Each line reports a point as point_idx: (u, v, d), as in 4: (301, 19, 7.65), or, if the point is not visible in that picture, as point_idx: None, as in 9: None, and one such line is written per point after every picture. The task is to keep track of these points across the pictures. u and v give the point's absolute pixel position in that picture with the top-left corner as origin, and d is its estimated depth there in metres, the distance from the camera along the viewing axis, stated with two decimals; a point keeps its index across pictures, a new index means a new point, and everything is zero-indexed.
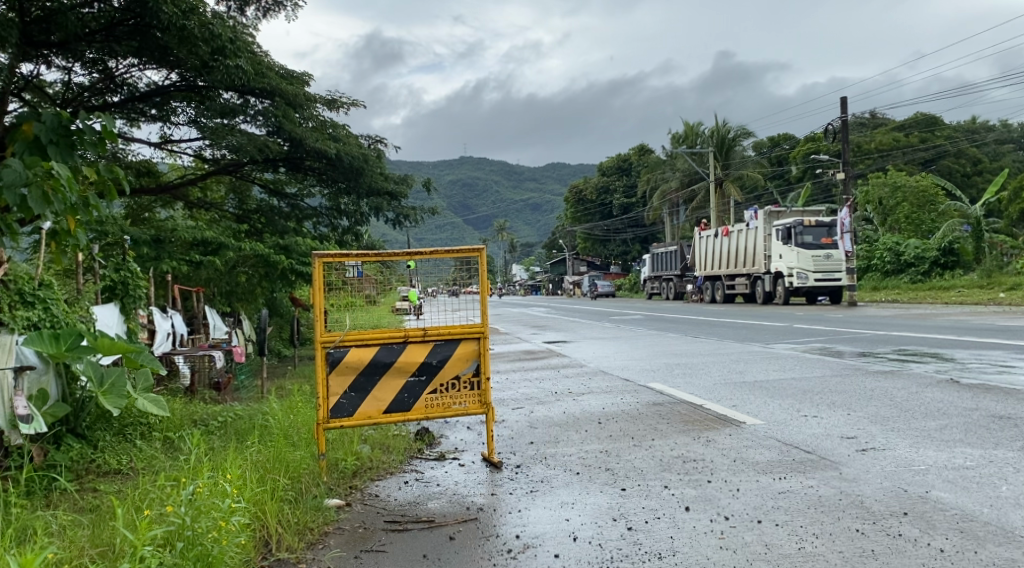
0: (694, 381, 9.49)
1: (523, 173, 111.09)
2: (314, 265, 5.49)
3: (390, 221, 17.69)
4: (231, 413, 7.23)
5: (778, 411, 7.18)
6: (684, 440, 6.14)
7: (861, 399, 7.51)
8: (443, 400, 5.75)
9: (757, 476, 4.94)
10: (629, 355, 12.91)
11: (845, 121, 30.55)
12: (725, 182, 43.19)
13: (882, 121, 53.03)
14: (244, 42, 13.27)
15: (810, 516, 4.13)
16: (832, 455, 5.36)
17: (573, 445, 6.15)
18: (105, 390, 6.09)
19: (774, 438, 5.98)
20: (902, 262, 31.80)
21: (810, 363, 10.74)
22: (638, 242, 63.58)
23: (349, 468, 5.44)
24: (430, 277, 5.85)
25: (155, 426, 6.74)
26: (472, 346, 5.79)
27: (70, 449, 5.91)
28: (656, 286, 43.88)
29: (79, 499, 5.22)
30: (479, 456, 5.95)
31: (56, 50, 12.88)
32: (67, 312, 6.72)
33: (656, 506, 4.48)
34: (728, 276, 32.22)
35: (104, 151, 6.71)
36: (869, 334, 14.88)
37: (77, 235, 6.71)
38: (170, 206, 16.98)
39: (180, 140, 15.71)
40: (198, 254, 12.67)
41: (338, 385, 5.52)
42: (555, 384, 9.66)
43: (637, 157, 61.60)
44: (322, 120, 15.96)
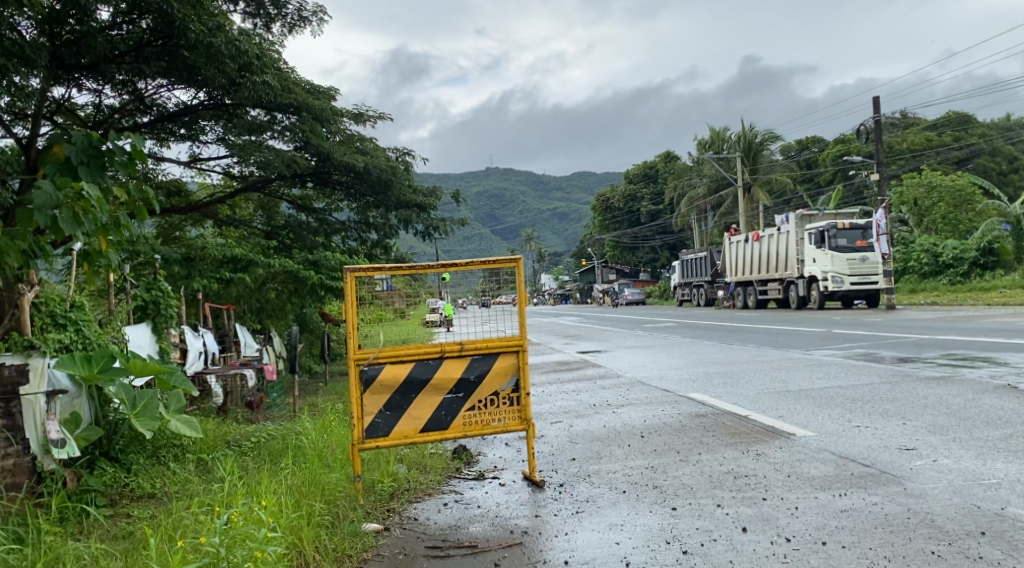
0: (736, 390, 9.21)
1: (549, 183, 111.03)
2: (347, 280, 5.36)
3: (419, 234, 17.66)
4: (264, 433, 7.10)
5: (828, 421, 6.90)
6: (733, 454, 5.89)
7: (915, 408, 7.20)
8: (482, 417, 5.56)
9: (816, 493, 4.70)
10: (665, 365, 12.64)
11: (878, 121, 30.00)
12: (753, 187, 42.69)
13: (914, 121, 52.17)
14: (270, 58, 13.26)
15: (879, 536, 3.92)
16: (893, 469, 5.10)
17: (617, 461, 5.92)
18: (138, 413, 5.99)
19: (829, 451, 5.72)
20: (940, 264, 31.14)
21: (855, 369, 10.41)
22: (667, 249, 63.03)
23: (386, 490, 5.27)
24: (459, 289, 5.84)
25: (189, 448, 6.64)
26: (511, 359, 5.60)
27: (104, 473, 5.81)
28: (687, 293, 43.38)
29: (113, 525, 5.11)
30: (520, 474, 5.75)
31: (87, 73, 13.00)
32: (100, 333, 6.64)
33: (710, 527, 4.25)
34: (761, 282, 31.74)
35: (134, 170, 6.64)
36: (912, 339, 14.46)
37: (108, 255, 6.63)
38: (200, 224, 17.06)
39: (209, 159, 15.75)
40: (228, 272, 12.63)
41: (372, 404, 5.36)
42: (593, 396, 9.43)
43: (663, 164, 61.22)
44: (350, 133, 15.96)
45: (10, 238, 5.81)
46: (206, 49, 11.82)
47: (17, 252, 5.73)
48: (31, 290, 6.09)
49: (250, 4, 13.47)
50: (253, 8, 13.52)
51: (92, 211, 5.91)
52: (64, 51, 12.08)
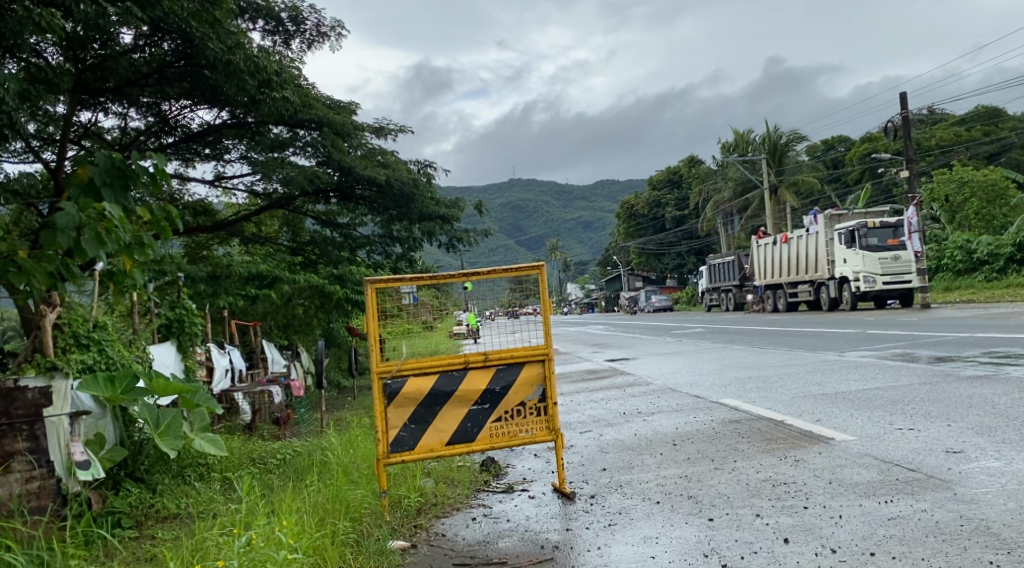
0: (770, 395, 8.98)
1: (572, 192, 110.91)
2: (367, 292, 5.27)
3: (443, 246, 17.58)
4: (290, 450, 7.01)
5: (869, 425, 6.66)
6: (771, 461, 5.69)
7: (960, 408, 6.94)
8: (509, 428, 5.42)
9: (860, 500, 4.50)
10: (696, 371, 12.40)
11: (905, 118, 29.51)
12: (780, 189, 42.21)
13: (942, 117, 51.39)
14: (289, 75, 13.26)
15: (932, 546, 3.74)
16: (940, 474, 4.89)
17: (649, 471, 5.74)
18: (161, 432, 5.90)
19: (871, 456, 5.50)
20: (975, 260, 30.48)
21: (892, 370, 10.11)
22: (694, 254, 62.47)
23: (413, 505, 5.14)
24: (485, 299, 5.68)
25: (214, 467, 6.56)
26: (537, 369, 5.47)
27: (128, 495, 5.70)
28: (715, 298, 42.89)
29: (139, 548, 5.00)
30: (550, 486, 5.59)
31: (111, 96, 13.14)
32: (123, 353, 6.59)
33: (750, 538, 4.07)
34: (790, 284, 31.28)
35: (157, 189, 6.63)
36: (950, 337, 14.07)
37: (134, 273, 6.61)
38: (227, 243, 17.13)
39: (234, 178, 15.81)
40: (253, 288, 12.62)
41: (397, 418, 5.24)
42: (622, 404, 9.25)
43: (686, 169, 60.74)
44: (371, 147, 15.94)
45: (36, 260, 5.81)
46: (226, 66, 11.83)
47: (42, 274, 5.73)
48: (53, 311, 6.06)
49: (269, 21, 13.48)
50: (272, 26, 13.53)
51: (115, 230, 5.87)
52: (88, 75, 12.20)
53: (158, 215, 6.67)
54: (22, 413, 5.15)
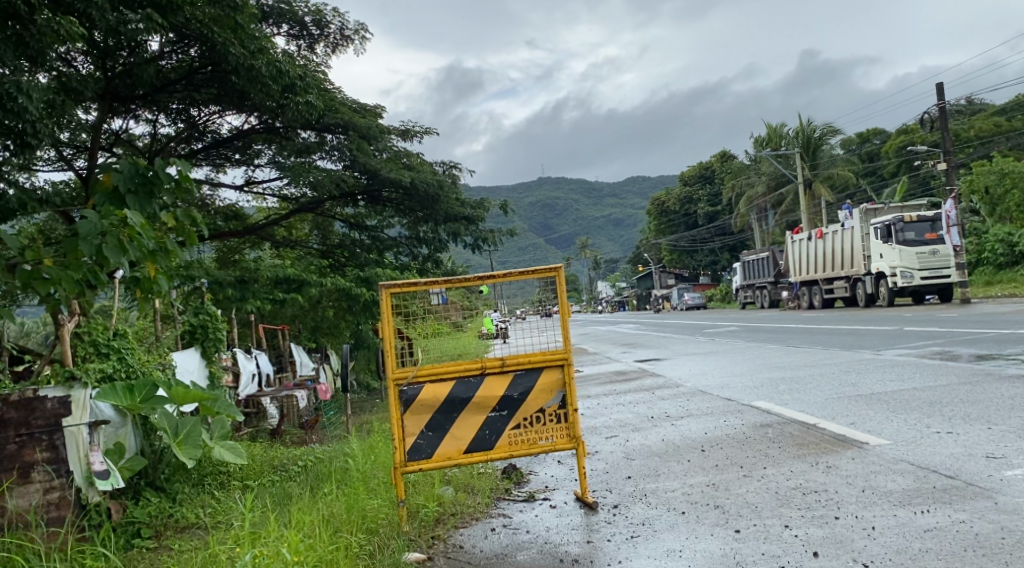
0: (803, 396, 8.74)
1: (603, 190, 110.41)
2: (382, 298, 5.22)
3: (469, 247, 17.48)
4: (311, 456, 6.96)
5: (904, 427, 6.42)
6: (802, 467, 5.49)
7: (1001, 410, 6.67)
8: (528, 435, 5.29)
9: (894, 510, 4.30)
10: (728, 372, 12.16)
11: (942, 109, 28.85)
12: (814, 183, 41.52)
13: (980, 107, 50.27)
14: (313, 78, 13.26)
15: (971, 561, 3.54)
16: (980, 481, 4.67)
17: (675, 478, 5.58)
18: (180, 441, 5.85)
19: (906, 462, 5.29)
20: (1017, 253, 29.71)
21: (930, 370, 9.81)
22: (727, 250, 61.74)
23: (431, 515, 5.03)
24: (515, 297, 5.54)
25: (234, 475, 6.52)
26: (556, 374, 5.33)
27: (148, 504, 5.66)
28: (749, 295, 42.32)
29: (156, 559, 4.94)
30: (571, 495, 5.45)
31: (141, 103, 13.26)
32: (144, 361, 6.58)
33: (778, 552, 3.89)
34: (826, 280, 30.71)
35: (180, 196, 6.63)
36: (991, 334, 13.66)
37: (159, 280, 6.62)
38: (257, 247, 17.21)
39: (263, 182, 15.88)
40: (281, 292, 12.62)
41: (413, 425, 5.14)
42: (651, 407, 9.07)
43: (718, 164, 60.03)
44: (396, 150, 15.91)
45: (61, 269, 5.80)
46: (248, 71, 11.83)
47: (69, 283, 5.74)
48: (73, 320, 6.05)
49: (294, 26, 13.49)
50: (296, 30, 13.54)
51: (137, 237, 5.86)
52: (117, 83, 12.30)
53: (183, 221, 6.67)
54: (42, 423, 5.13)
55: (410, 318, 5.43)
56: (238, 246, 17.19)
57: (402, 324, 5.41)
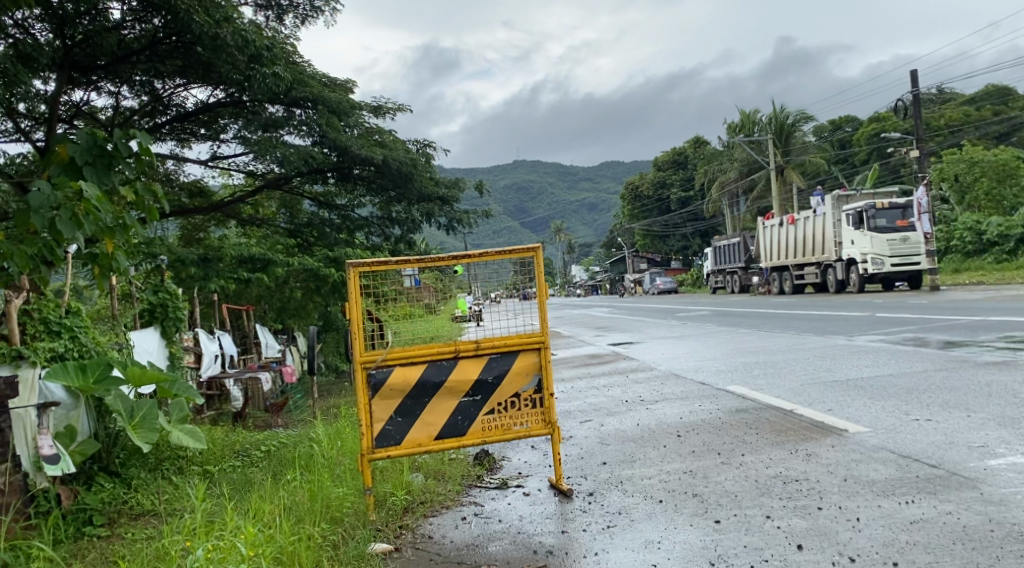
0: (778, 381, 8.65)
1: (577, 174, 110.30)
2: (349, 277, 4.96)
3: (443, 228, 17.20)
4: (275, 441, 6.70)
5: (883, 414, 6.32)
6: (780, 454, 5.35)
7: (979, 397, 6.60)
8: (502, 421, 5.09)
9: (878, 501, 4.17)
10: (702, 355, 12.06)
11: (915, 97, 28.98)
12: (786, 170, 41.65)
13: (951, 96, 50.75)
14: (281, 49, 12.85)
15: (961, 555, 3.41)
16: (964, 470, 4.55)
17: (652, 465, 5.41)
18: (135, 424, 5.52)
19: (887, 450, 5.17)
20: (984, 241, 30.00)
21: (904, 356, 9.76)
22: (699, 236, 61.89)
23: (399, 504, 4.83)
24: (491, 281, 5.28)
25: (194, 460, 6.25)
26: (532, 358, 5.14)
27: (101, 490, 5.38)
28: (720, 280, 42.47)
29: (106, 548, 4.66)
30: (545, 482, 5.27)
31: (102, 74, 12.78)
32: (99, 340, 6.26)
33: (761, 544, 3.74)
34: (797, 266, 30.84)
35: (141, 168, 6.31)
36: (963, 320, 13.71)
37: (118, 256, 6.32)
38: (224, 224, 16.79)
39: (229, 158, 15.45)
40: (246, 272, 12.25)
41: (382, 411, 4.92)
42: (625, 391, 8.92)
43: (692, 149, 60.05)
44: (368, 126, 15.57)
45: (15, 244, 5.51)
46: (212, 40, 11.41)
47: (21, 258, 5.42)
48: (22, 295, 5.71)
49: None
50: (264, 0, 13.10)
51: (93, 212, 5.51)
52: (76, 51, 11.83)
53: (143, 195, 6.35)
54: None
55: (382, 301, 5.24)
56: (204, 223, 16.78)
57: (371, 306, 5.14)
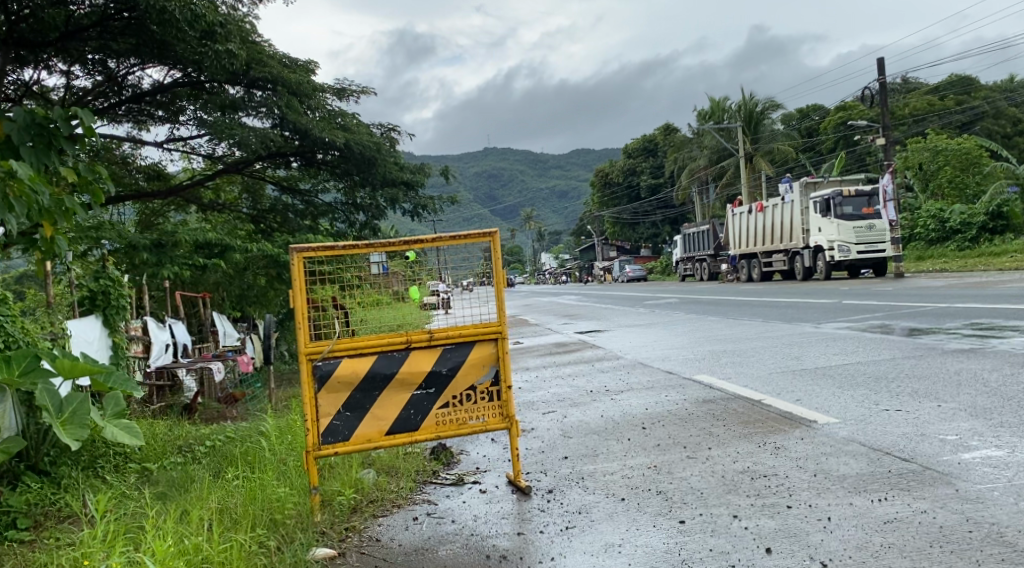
0: (747, 370, 8.47)
1: (547, 162, 110.08)
2: (293, 263, 4.66)
3: (408, 213, 16.80)
4: (222, 435, 6.36)
5: (853, 405, 6.14)
6: (749, 448, 5.13)
7: (949, 386, 6.45)
8: (457, 415, 4.82)
9: (850, 498, 3.96)
10: (669, 344, 11.86)
11: (882, 86, 29.09)
12: (755, 157, 41.71)
13: (916, 85, 51.26)
14: (236, 26, 12.34)
15: (939, 560, 3.21)
16: (938, 465, 4.36)
17: (615, 459, 5.17)
18: (65, 420, 5.07)
19: (858, 443, 4.98)
20: (947, 229, 30.19)
21: (871, 344, 9.64)
22: (668, 224, 61.94)
23: (347, 504, 4.54)
24: (461, 269, 4.97)
25: (133, 457, 5.88)
26: (489, 348, 4.87)
27: (27, 491, 4.99)
28: (689, 268, 42.46)
29: (27, 554, 4.30)
30: (503, 479, 5.02)
31: (53, 51, 12.26)
32: (29, 331, 5.85)
33: (727, 547, 3.51)
34: (765, 254, 30.85)
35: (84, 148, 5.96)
36: (928, 308, 13.69)
37: (59, 242, 5.96)
38: (183, 209, 16.30)
39: (187, 140, 14.93)
40: (202, 258, 11.80)
41: (330, 405, 4.61)
42: (591, 381, 8.69)
43: (661, 137, 59.99)
44: (330, 109, 15.11)
45: None
46: (160, 14, 10.88)
47: None
48: None
49: None
50: None
51: (28, 194, 5.20)
52: (24, 27, 11.36)
53: (87, 176, 5.98)
54: None
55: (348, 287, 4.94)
56: (162, 208, 16.24)
57: (337, 294, 4.88)
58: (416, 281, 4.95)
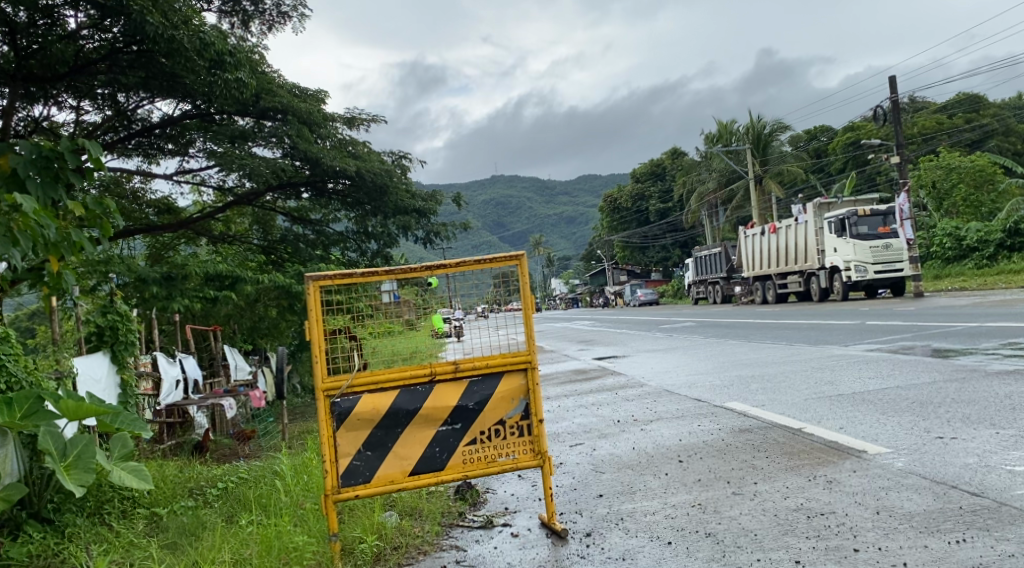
0: (780, 396, 8.10)
1: (555, 188, 110.19)
2: (310, 293, 4.37)
3: (420, 241, 16.55)
4: (235, 475, 6.04)
5: (902, 433, 5.77)
6: (798, 482, 4.79)
7: (1002, 411, 6.08)
8: (485, 453, 4.49)
9: (924, 539, 3.63)
10: (692, 370, 11.46)
11: (894, 105, 28.83)
12: (765, 179, 41.41)
13: (924, 104, 51.08)
14: (245, 55, 12.16)
15: None
16: (1013, 500, 4.01)
17: (654, 497, 4.83)
18: (68, 465, 4.75)
19: (917, 475, 4.63)
20: (964, 247, 29.72)
21: (906, 366, 9.25)
22: (679, 247, 61.58)
23: (370, 551, 4.22)
24: (472, 296, 4.67)
25: (142, 501, 5.56)
26: (519, 380, 4.55)
27: (29, 542, 4.66)
28: (702, 290, 41.99)
29: None
30: (536, 521, 4.67)
31: (63, 86, 12.13)
32: (32, 370, 5.56)
33: None
34: (779, 275, 30.44)
35: (93, 181, 5.73)
36: (957, 327, 13.27)
37: (65, 277, 5.70)
38: (194, 242, 16.12)
39: (197, 171, 14.77)
40: (212, 290, 11.50)
41: (349, 444, 4.30)
42: (616, 410, 8.33)
43: (669, 161, 59.93)
44: (341, 137, 14.98)
45: None
46: (167, 43, 10.71)
47: None
48: None
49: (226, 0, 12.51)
50: (230, 5, 12.55)
51: (32, 228, 4.95)
52: (33, 63, 11.28)
53: (95, 209, 5.73)
54: None
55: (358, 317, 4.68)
56: (172, 241, 16.02)
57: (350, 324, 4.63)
58: (429, 309, 4.75)
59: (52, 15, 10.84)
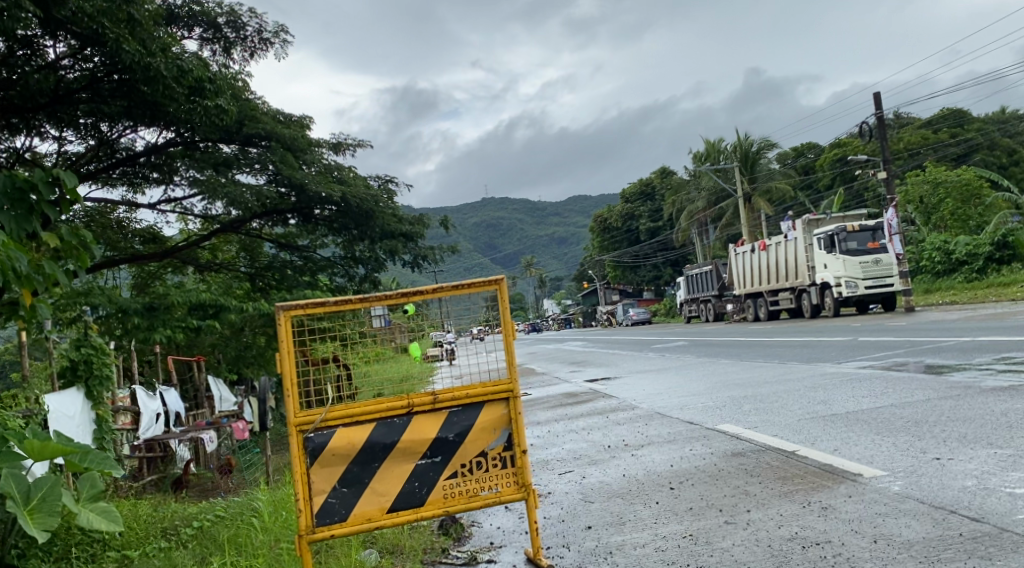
0: (773, 417, 7.94)
1: (546, 210, 110.39)
2: (280, 323, 4.21)
3: (407, 265, 16.41)
4: (213, 513, 5.83)
5: (898, 454, 5.62)
6: (792, 509, 4.62)
7: (999, 430, 5.93)
8: (468, 486, 4.32)
9: None
10: (684, 391, 11.29)
11: (879, 122, 28.96)
12: (753, 197, 41.47)
13: (909, 120, 51.43)
14: (226, 81, 12.02)
15: None
16: (1015, 525, 3.86)
17: (645, 528, 4.65)
18: (32, 509, 4.53)
19: (915, 499, 4.47)
20: (953, 261, 29.72)
21: (900, 383, 9.11)
22: (670, 266, 61.54)
23: None
24: (463, 319, 4.51)
25: (113, 543, 5.34)
26: (500, 409, 4.38)
27: None
28: (694, 309, 41.90)
29: None
30: (521, 556, 4.49)
31: (43, 116, 11.97)
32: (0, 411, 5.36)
33: None
34: (771, 292, 30.36)
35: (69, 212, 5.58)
36: (950, 342, 13.16)
37: (40, 311, 5.52)
38: (180, 271, 15.92)
39: (181, 200, 14.62)
40: (196, 319, 11.30)
41: (323, 480, 4.13)
42: (607, 435, 8.15)
43: (658, 181, 60.06)
44: (327, 163, 14.88)
45: None
46: (145, 71, 10.61)
47: None
48: None
49: (206, 28, 12.51)
50: (209, 33, 12.55)
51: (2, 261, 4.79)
52: (13, 93, 11.18)
53: (71, 240, 5.56)
54: None
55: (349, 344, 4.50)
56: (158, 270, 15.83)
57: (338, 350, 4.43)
58: (418, 335, 4.47)
59: (32, 46, 10.77)
